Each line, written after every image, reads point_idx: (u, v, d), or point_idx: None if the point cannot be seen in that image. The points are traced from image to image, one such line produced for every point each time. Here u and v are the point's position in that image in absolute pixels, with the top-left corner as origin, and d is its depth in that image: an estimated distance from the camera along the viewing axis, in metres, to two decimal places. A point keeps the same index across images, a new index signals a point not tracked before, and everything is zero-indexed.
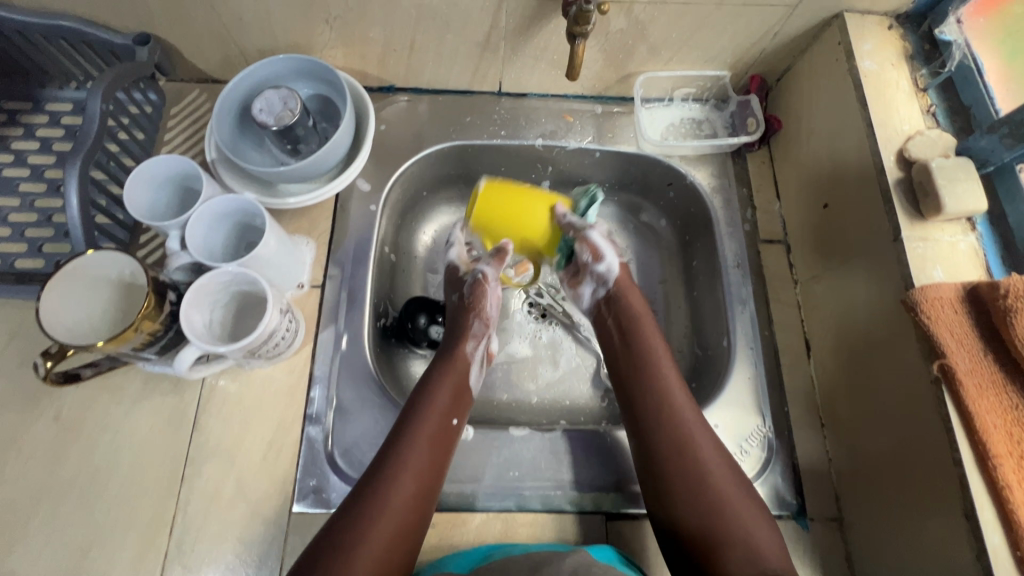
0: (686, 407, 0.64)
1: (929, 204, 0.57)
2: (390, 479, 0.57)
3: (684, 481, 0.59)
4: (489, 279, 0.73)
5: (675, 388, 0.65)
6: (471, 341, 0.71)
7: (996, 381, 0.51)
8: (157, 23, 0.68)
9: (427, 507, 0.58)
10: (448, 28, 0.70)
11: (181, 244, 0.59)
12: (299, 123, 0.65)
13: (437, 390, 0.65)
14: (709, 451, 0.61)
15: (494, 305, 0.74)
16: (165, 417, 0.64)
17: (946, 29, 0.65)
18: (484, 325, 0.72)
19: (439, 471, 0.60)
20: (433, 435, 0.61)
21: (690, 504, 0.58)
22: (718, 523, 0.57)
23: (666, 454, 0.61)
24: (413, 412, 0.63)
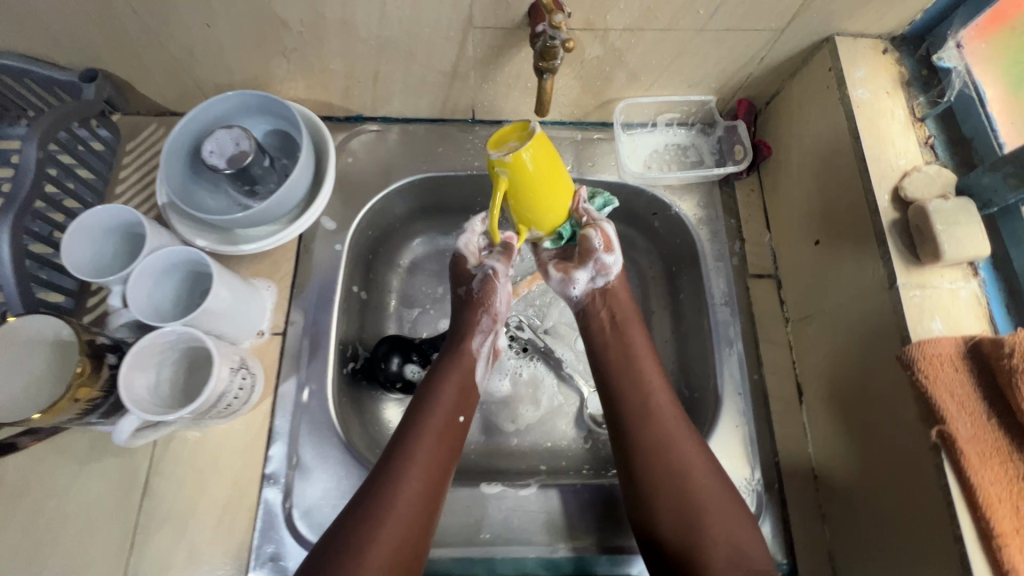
0: (670, 417, 0.62)
1: (926, 249, 0.53)
2: (398, 478, 0.57)
3: (671, 489, 0.58)
4: (500, 274, 0.69)
5: (660, 394, 0.64)
6: (478, 337, 0.69)
7: (1001, 449, 0.47)
8: (102, 59, 0.64)
9: (435, 506, 0.58)
10: (413, 59, 0.65)
11: (123, 300, 0.56)
12: (254, 162, 0.61)
13: (443, 388, 0.64)
14: (692, 458, 0.59)
15: (504, 300, 0.70)
16: (114, 481, 0.60)
17: (946, 54, 0.60)
18: (492, 321, 0.70)
19: (446, 469, 0.60)
20: (439, 434, 0.61)
21: (674, 508, 0.57)
22: (703, 534, 0.56)
23: (653, 461, 0.60)
24: (419, 410, 0.63)
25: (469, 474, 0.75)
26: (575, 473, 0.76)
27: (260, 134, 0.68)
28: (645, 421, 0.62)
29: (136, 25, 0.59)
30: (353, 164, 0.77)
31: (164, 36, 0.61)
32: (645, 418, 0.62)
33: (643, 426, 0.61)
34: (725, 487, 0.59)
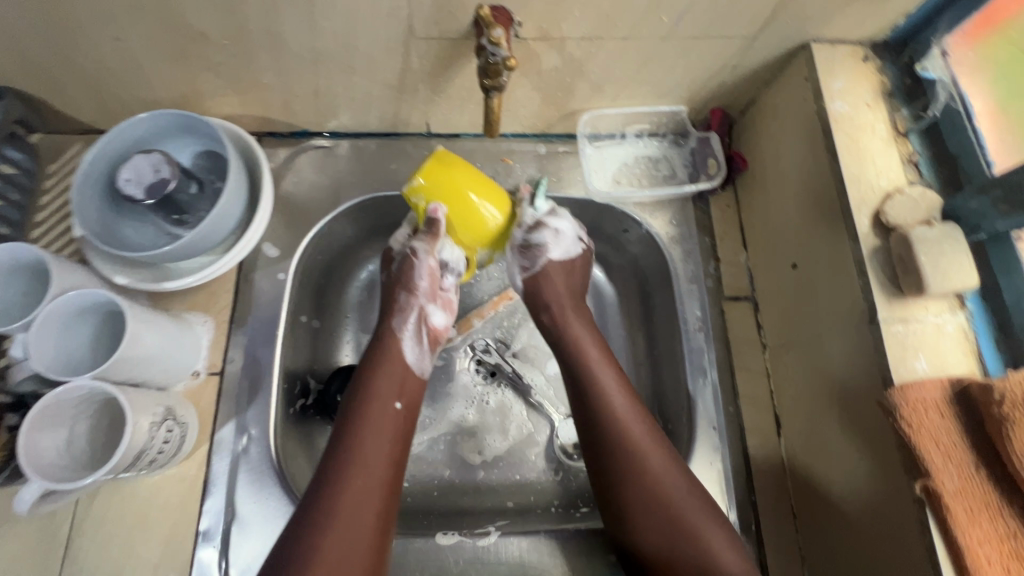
0: (642, 437, 0.56)
1: (910, 281, 0.48)
2: (334, 478, 0.50)
3: (653, 516, 0.53)
4: (417, 253, 0.62)
5: (627, 409, 0.57)
6: (398, 316, 0.62)
7: (990, 503, 0.43)
8: (5, 76, 0.57)
9: (386, 505, 0.51)
10: (353, 71, 0.60)
11: (25, 350, 0.49)
12: (178, 189, 0.56)
13: (377, 376, 0.58)
14: (670, 481, 0.54)
15: (427, 276, 0.63)
16: (30, 544, 0.55)
17: (929, 64, 0.55)
18: (412, 297, 0.62)
19: (393, 460, 0.54)
20: (376, 424, 0.54)
21: (644, 522, 0.53)
22: (683, 546, 0.52)
23: (630, 485, 0.54)
24: (353, 402, 0.56)
25: (429, 515, 0.70)
26: (543, 512, 0.71)
27: (189, 156, 0.62)
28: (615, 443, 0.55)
29: (39, 40, 0.53)
30: (299, 183, 0.71)
31: (71, 50, 0.55)
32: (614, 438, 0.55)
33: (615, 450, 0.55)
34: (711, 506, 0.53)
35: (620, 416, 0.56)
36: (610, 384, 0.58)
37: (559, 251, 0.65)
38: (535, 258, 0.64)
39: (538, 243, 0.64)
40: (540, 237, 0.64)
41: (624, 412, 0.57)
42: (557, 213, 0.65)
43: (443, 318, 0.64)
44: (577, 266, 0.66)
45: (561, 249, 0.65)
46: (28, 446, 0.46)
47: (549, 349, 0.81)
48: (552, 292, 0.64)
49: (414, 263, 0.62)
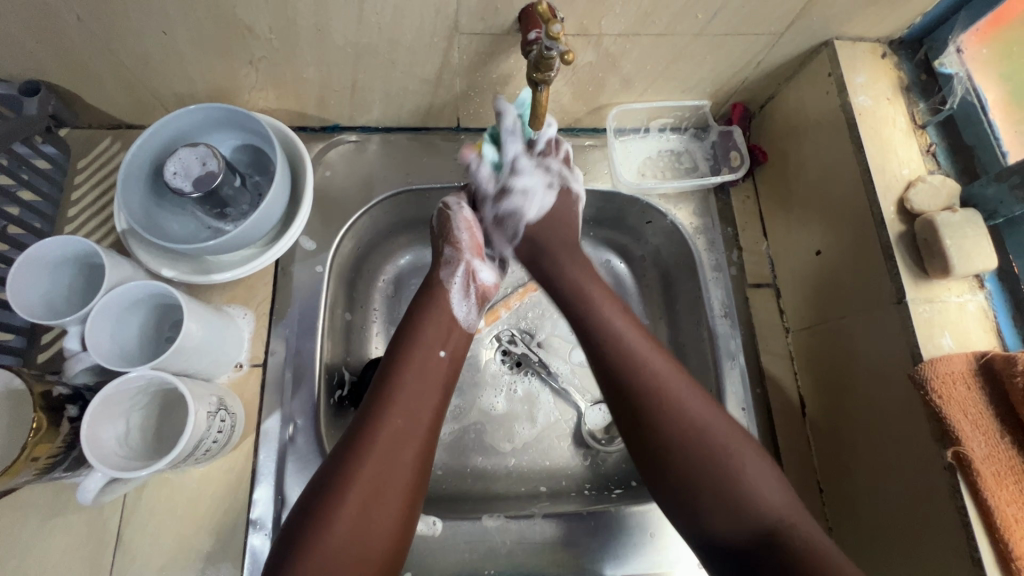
0: (662, 373, 0.55)
1: (935, 263, 0.52)
2: (375, 417, 0.52)
3: (683, 447, 0.52)
4: (453, 206, 0.66)
5: (642, 343, 0.57)
6: (444, 268, 0.65)
7: (1014, 467, 0.46)
8: (44, 71, 0.57)
9: (425, 449, 0.53)
10: (394, 67, 0.61)
11: (81, 342, 0.50)
12: (224, 182, 0.56)
13: (424, 326, 0.60)
14: (697, 416, 0.53)
15: (465, 229, 0.65)
16: (82, 536, 0.55)
17: (946, 61, 0.59)
18: (457, 251, 0.65)
19: (433, 405, 0.55)
20: (420, 368, 0.56)
21: (678, 451, 0.52)
22: (720, 475, 0.51)
23: (655, 424, 0.53)
24: (400, 348, 0.58)
25: (464, 501, 0.71)
26: (575, 495, 0.73)
27: (228, 150, 0.62)
28: (638, 381, 0.55)
29: (84, 35, 0.53)
30: (332, 178, 0.72)
31: (115, 45, 0.55)
32: (634, 373, 0.55)
33: (639, 392, 0.54)
34: (741, 434, 0.53)
35: (638, 354, 0.56)
36: (615, 313, 0.60)
37: (534, 209, 0.67)
38: (515, 226, 0.68)
39: (510, 211, 0.67)
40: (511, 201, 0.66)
41: (638, 344, 0.57)
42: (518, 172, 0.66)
43: (490, 275, 0.67)
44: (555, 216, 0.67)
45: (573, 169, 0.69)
46: (92, 436, 0.46)
47: (573, 338, 0.82)
48: (554, 240, 0.66)
49: (449, 216, 0.65)
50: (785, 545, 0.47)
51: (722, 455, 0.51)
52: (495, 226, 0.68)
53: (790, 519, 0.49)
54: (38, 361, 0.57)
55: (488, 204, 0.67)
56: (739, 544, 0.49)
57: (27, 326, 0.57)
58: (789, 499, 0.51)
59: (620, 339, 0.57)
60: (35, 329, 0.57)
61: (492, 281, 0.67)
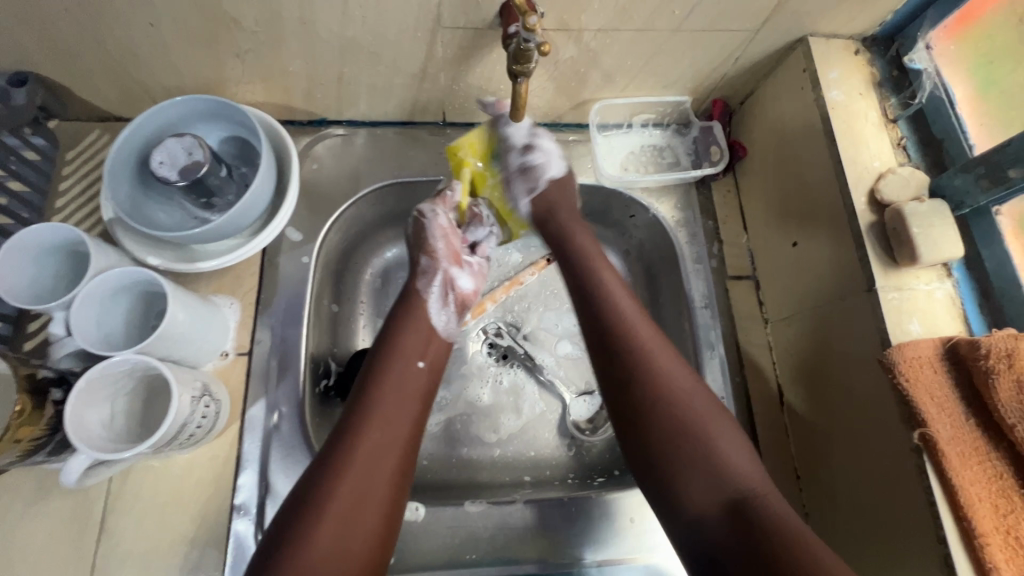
0: (649, 340, 0.57)
1: (903, 251, 0.54)
2: (354, 428, 0.52)
3: (662, 413, 0.54)
4: (428, 214, 0.66)
5: (635, 313, 0.59)
6: (421, 278, 0.65)
7: (979, 448, 0.48)
8: (32, 62, 0.58)
9: (403, 462, 0.53)
10: (379, 60, 0.62)
11: (67, 328, 0.51)
12: (209, 172, 0.57)
13: (408, 332, 0.61)
14: (679, 385, 0.55)
15: (442, 237, 0.66)
16: (66, 522, 0.56)
17: (916, 56, 0.61)
18: (434, 260, 0.66)
19: (412, 418, 0.55)
20: (398, 381, 0.56)
21: (659, 415, 0.54)
22: (696, 446, 0.52)
23: (641, 383, 0.55)
24: (377, 360, 0.58)
25: (449, 491, 0.72)
26: (559, 483, 0.74)
27: (215, 142, 0.63)
28: (627, 346, 0.57)
29: (72, 26, 0.53)
30: (319, 170, 0.73)
31: (103, 37, 0.55)
32: (624, 339, 0.57)
33: (626, 356, 0.56)
34: (721, 409, 0.55)
35: (630, 321, 0.58)
36: (614, 283, 0.61)
37: (555, 169, 0.68)
38: (540, 176, 0.67)
39: (535, 164, 0.67)
40: (537, 156, 0.67)
41: (631, 314, 0.59)
42: (540, 136, 0.67)
43: (469, 282, 0.68)
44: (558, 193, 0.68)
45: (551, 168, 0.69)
46: (74, 420, 0.47)
47: (559, 330, 0.83)
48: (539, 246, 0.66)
49: (425, 225, 0.66)
50: (750, 510, 0.48)
51: (701, 426, 0.53)
52: (517, 173, 0.67)
53: (761, 491, 0.50)
54: (23, 349, 0.57)
55: (512, 154, 0.67)
56: (707, 510, 0.50)
57: (13, 314, 0.57)
58: (761, 473, 0.52)
59: (614, 307, 0.59)
60: (21, 317, 0.58)
61: (470, 288, 0.68)
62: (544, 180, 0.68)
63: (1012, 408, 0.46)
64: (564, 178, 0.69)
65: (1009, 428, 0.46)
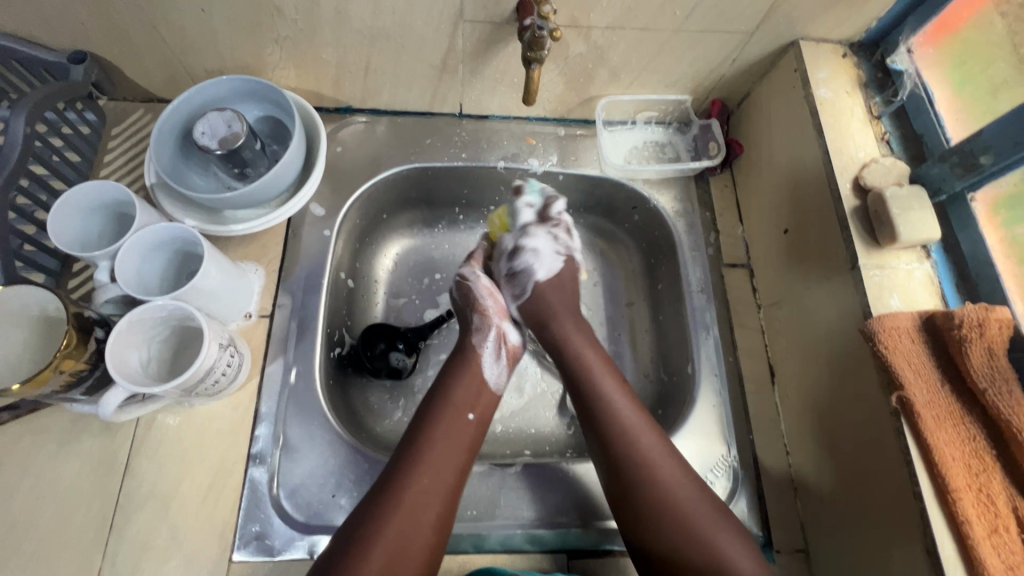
0: (660, 464, 0.58)
1: (885, 232, 0.58)
2: (404, 475, 0.55)
3: (679, 543, 0.54)
4: (470, 275, 0.72)
5: (639, 423, 0.60)
6: (475, 335, 0.69)
7: (954, 412, 0.51)
8: (93, 42, 0.64)
9: (446, 508, 0.55)
10: (403, 50, 0.67)
11: (110, 276, 0.56)
12: (245, 144, 0.62)
13: (457, 385, 0.64)
14: (680, 486, 0.57)
15: (489, 295, 0.71)
16: (94, 460, 0.59)
17: (898, 58, 0.66)
18: (486, 318, 0.70)
19: (458, 466, 0.58)
20: (450, 432, 0.59)
21: (661, 526, 0.55)
22: (697, 552, 0.54)
23: (641, 493, 0.57)
24: (432, 405, 0.62)
25: None
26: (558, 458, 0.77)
27: (251, 120, 0.69)
28: (627, 453, 0.58)
29: (132, 9, 0.60)
30: (343, 154, 0.78)
31: (157, 20, 0.61)
32: (636, 470, 0.58)
33: (632, 469, 0.58)
34: (719, 514, 0.56)
35: (633, 429, 0.60)
36: (618, 394, 0.63)
37: (543, 270, 0.71)
38: (525, 281, 0.71)
39: (523, 268, 0.71)
40: (523, 260, 0.71)
41: (630, 416, 0.61)
42: (527, 234, 0.72)
43: (518, 335, 0.71)
44: (564, 279, 0.72)
45: (545, 267, 0.71)
46: (115, 355, 0.51)
47: None
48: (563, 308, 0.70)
49: (471, 286, 0.71)
50: None
51: (702, 533, 0.54)
52: (506, 279, 0.72)
53: None
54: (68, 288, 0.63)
55: (504, 258, 0.73)
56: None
57: (61, 254, 0.63)
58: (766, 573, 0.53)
59: (614, 410, 0.61)
60: (67, 259, 0.64)
61: (519, 341, 0.71)
62: (530, 287, 0.71)
63: (983, 372, 0.49)
64: (558, 273, 0.72)
65: (981, 392, 0.50)
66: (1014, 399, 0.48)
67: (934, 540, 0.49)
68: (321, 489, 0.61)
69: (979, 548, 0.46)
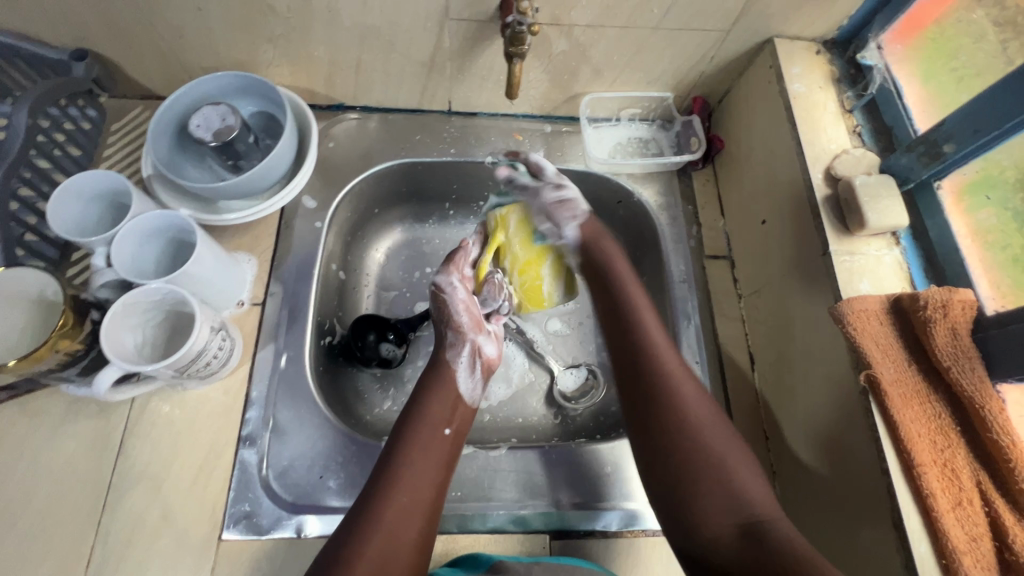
0: (694, 405, 0.59)
1: (854, 219, 0.60)
2: (383, 495, 0.54)
3: (692, 460, 0.56)
4: (444, 287, 0.70)
5: (666, 346, 0.63)
6: (450, 350, 0.68)
7: (920, 390, 0.52)
8: (93, 40, 0.67)
9: (426, 527, 0.55)
10: (392, 47, 0.70)
11: (107, 260, 0.58)
12: (239, 137, 0.64)
13: (432, 403, 0.63)
14: (696, 404, 0.59)
15: (463, 311, 0.69)
16: (88, 442, 0.61)
17: (868, 54, 0.68)
18: (460, 334, 0.69)
19: (435, 485, 0.58)
20: (427, 450, 0.59)
21: (676, 441, 0.57)
22: (707, 468, 0.55)
23: (663, 404, 0.59)
24: (406, 423, 0.61)
25: None
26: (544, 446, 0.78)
27: (245, 115, 0.71)
28: (652, 370, 0.61)
29: (130, 8, 0.62)
30: (335, 149, 0.80)
31: (154, 18, 0.64)
32: (661, 387, 0.60)
33: (655, 383, 0.61)
34: (733, 436, 0.58)
35: (658, 348, 0.63)
36: (661, 340, 0.64)
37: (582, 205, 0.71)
38: (573, 211, 0.70)
39: (569, 196, 0.70)
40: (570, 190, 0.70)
41: (659, 339, 0.64)
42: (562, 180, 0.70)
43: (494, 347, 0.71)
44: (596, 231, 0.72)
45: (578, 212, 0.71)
46: (109, 335, 0.53)
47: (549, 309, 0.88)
48: (603, 246, 0.71)
49: (446, 300, 0.69)
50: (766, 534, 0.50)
51: (715, 449, 0.56)
52: (551, 211, 0.69)
53: (768, 514, 0.52)
54: (67, 273, 0.66)
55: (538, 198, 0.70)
56: (722, 537, 0.52)
57: (61, 242, 0.66)
58: (771, 500, 0.54)
59: (646, 337, 0.64)
60: (67, 246, 0.66)
61: (495, 353, 0.71)
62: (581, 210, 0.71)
63: (947, 351, 0.51)
64: (587, 223, 0.71)
65: (946, 370, 0.51)
66: (975, 375, 0.50)
67: (901, 513, 0.50)
68: (309, 470, 0.62)
69: (943, 519, 0.48)
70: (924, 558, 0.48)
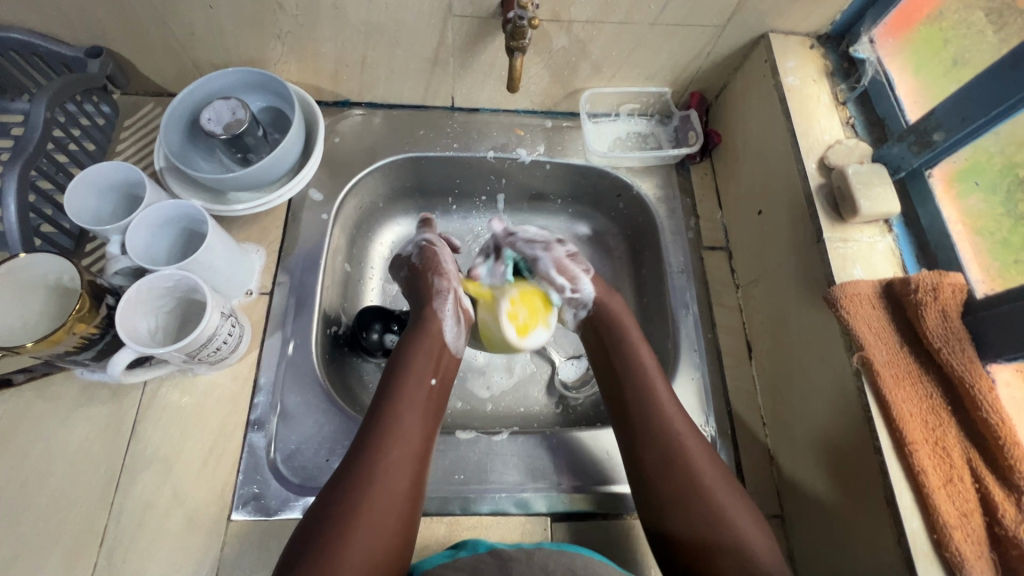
0: (694, 447, 0.59)
1: (847, 207, 0.61)
2: (376, 445, 0.56)
3: (702, 523, 0.55)
4: (433, 243, 0.76)
5: (670, 400, 0.62)
6: (438, 299, 0.71)
7: (911, 371, 0.54)
8: (108, 37, 0.69)
9: (418, 474, 0.57)
10: (397, 44, 0.72)
11: (121, 248, 0.60)
12: (248, 131, 0.66)
13: (417, 354, 0.65)
14: (703, 464, 0.58)
15: (449, 262, 0.75)
16: (101, 425, 0.63)
17: (860, 48, 0.71)
18: (447, 282, 0.72)
19: (424, 431, 0.60)
20: (417, 399, 0.61)
21: (685, 505, 0.56)
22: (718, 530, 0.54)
23: (669, 467, 0.58)
24: (396, 372, 0.63)
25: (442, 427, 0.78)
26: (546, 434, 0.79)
27: (255, 110, 0.73)
28: (655, 428, 0.60)
29: (144, 6, 0.64)
30: (341, 144, 0.82)
31: (167, 16, 0.66)
32: (665, 445, 0.59)
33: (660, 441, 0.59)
34: (739, 496, 0.57)
35: (662, 403, 0.62)
36: (665, 396, 0.63)
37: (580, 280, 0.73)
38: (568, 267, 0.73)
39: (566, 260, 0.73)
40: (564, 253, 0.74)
41: (663, 395, 0.63)
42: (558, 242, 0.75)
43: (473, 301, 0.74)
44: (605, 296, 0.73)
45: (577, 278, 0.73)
46: (123, 319, 0.55)
47: None
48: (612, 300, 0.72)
49: (435, 252, 0.74)
50: None
51: (723, 511, 0.55)
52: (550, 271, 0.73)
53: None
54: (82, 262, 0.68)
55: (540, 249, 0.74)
56: None
57: (76, 232, 0.68)
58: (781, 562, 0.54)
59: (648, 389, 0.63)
60: (81, 237, 0.69)
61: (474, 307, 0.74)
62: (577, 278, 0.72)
63: (938, 332, 0.52)
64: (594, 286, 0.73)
65: (936, 351, 0.53)
66: (965, 356, 0.51)
67: (892, 491, 0.51)
68: (316, 454, 0.64)
69: (933, 495, 0.49)
70: (916, 534, 0.50)
